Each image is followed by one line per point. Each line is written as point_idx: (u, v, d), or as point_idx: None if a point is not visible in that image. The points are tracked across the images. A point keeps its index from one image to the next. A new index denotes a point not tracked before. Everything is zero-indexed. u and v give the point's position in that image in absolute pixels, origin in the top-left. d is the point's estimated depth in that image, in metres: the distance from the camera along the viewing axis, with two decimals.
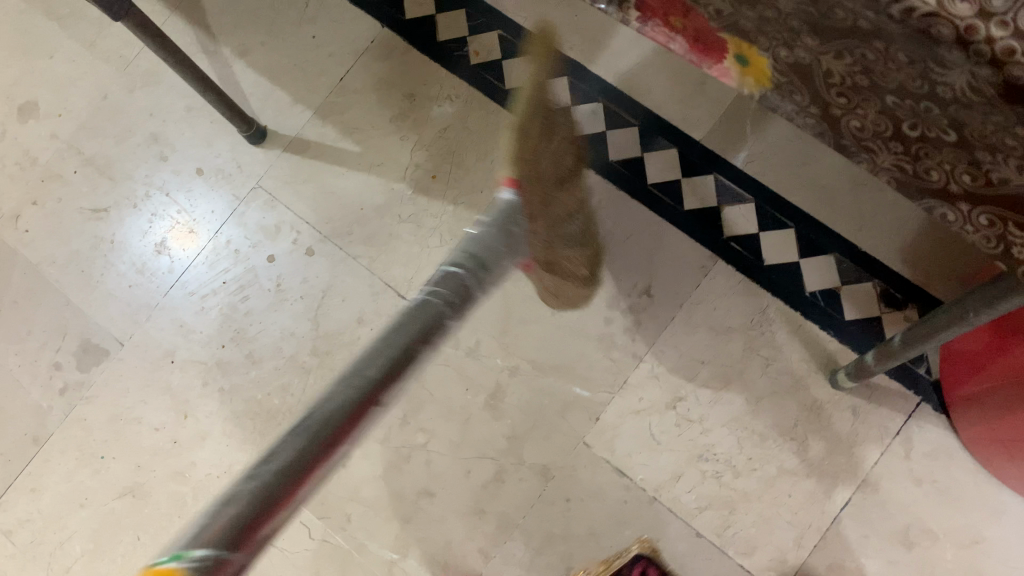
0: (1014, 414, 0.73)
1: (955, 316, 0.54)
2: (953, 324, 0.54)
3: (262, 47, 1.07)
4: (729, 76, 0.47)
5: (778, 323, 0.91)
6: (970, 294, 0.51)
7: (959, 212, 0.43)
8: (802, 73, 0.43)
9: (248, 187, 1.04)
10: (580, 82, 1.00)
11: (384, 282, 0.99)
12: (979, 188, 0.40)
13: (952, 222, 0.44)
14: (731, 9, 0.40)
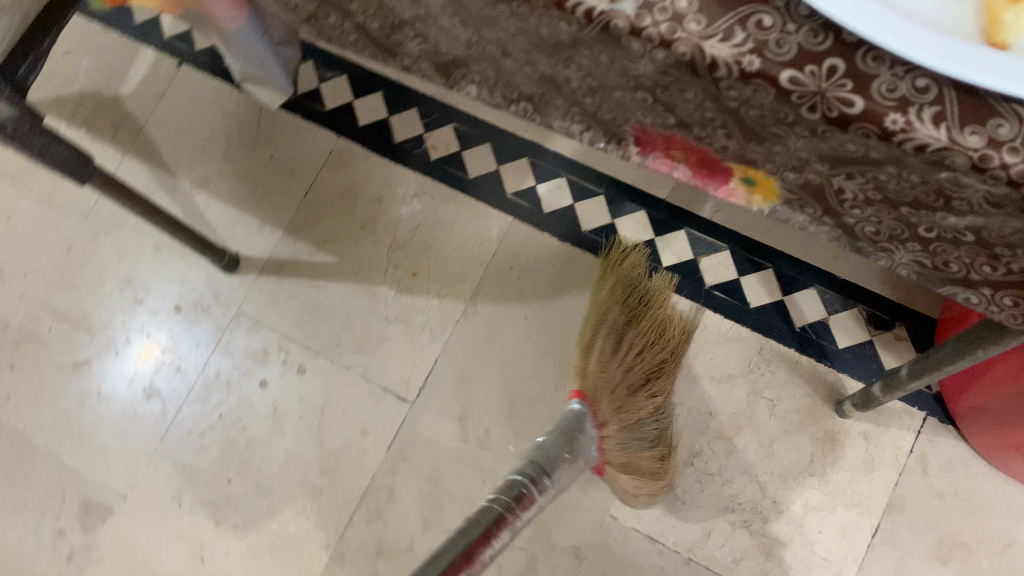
0: (1021, 423, 0.74)
1: (959, 350, 0.55)
2: (958, 359, 0.55)
3: (222, 175, 1.08)
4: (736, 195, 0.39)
5: (775, 363, 0.93)
6: (973, 330, 0.52)
7: (979, 295, 0.35)
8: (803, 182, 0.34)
9: (230, 315, 1.03)
10: (541, 160, 1.03)
11: (381, 388, 0.98)
12: (1007, 276, 0.32)
13: (973, 304, 0.35)
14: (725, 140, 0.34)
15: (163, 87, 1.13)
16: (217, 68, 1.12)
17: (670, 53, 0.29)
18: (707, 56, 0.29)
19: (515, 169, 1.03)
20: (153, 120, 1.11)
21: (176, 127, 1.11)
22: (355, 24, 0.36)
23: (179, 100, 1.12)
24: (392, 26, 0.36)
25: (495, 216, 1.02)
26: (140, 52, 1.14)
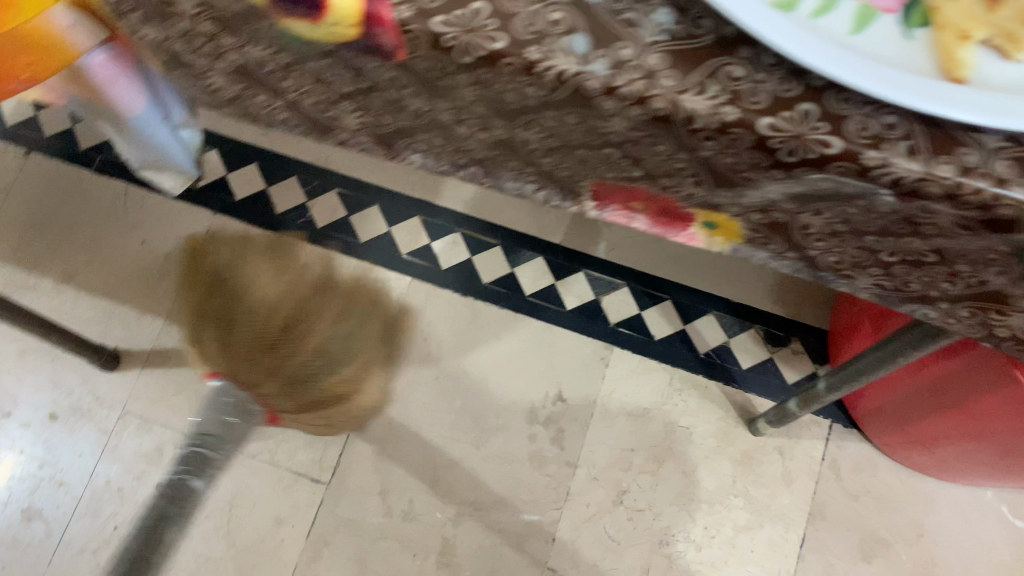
0: (922, 424, 0.79)
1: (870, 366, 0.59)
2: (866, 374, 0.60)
3: (89, 266, 1.01)
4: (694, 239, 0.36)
5: (687, 390, 0.95)
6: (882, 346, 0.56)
7: (936, 310, 0.35)
8: (765, 223, 0.32)
9: (115, 416, 0.95)
10: (432, 217, 1.02)
11: (293, 472, 0.93)
12: (965, 289, 0.32)
13: (930, 320, 0.36)
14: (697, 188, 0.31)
15: (12, 179, 1.04)
16: (72, 154, 1.05)
17: (645, 110, 0.26)
18: (686, 111, 0.26)
19: (406, 230, 1.02)
20: (5, 215, 1.03)
21: (32, 220, 1.02)
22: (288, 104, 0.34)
23: (32, 192, 1.04)
24: (328, 101, 0.33)
25: (393, 279, 1.00)
26: None
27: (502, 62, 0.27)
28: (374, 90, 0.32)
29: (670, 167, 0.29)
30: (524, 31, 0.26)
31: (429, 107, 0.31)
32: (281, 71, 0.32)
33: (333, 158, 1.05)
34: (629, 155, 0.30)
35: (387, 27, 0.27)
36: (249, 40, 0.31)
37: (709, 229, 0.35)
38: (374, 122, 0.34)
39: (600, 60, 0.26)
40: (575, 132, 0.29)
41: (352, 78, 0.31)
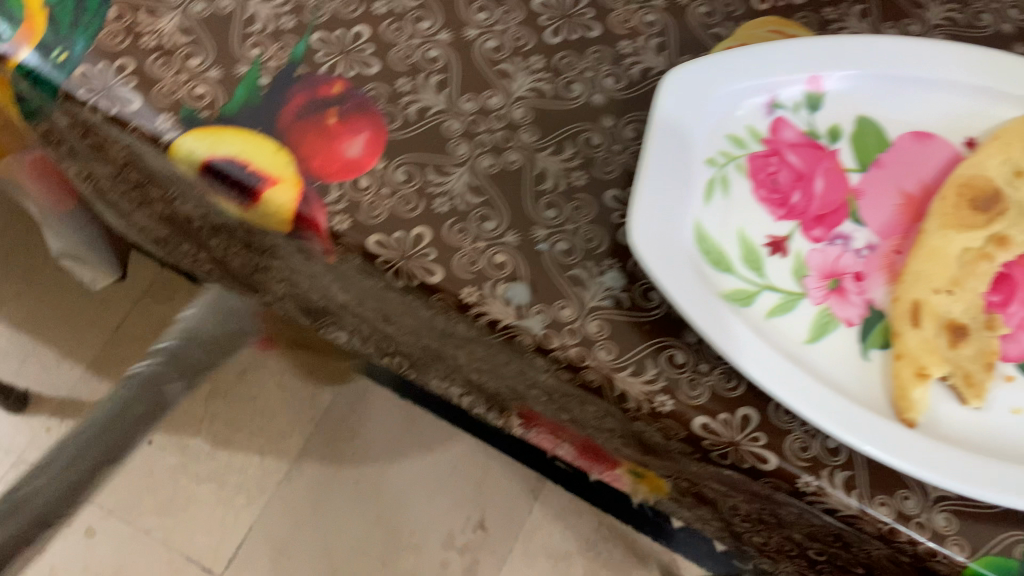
0: None
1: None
2: None
3: (18, 299, 0.96)
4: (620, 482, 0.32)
5: (613, 541, 0.91)
6: None
7: None
8: (691, 490, 0.29)
9: (7, 464, 0.89)
10: None
11: (184, 557, 0.87)
12: None
13: None
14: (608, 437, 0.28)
15: None
16: None
17: (577, 378, 0.24)
18: (618, 389, 0.23)
19: None
20: None
21: None
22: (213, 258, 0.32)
23: None
24: (253, 266, 0.31)
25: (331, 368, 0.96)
26: None
27: (433, 299, 0.25)
28: (283, 269, 0.29)
29: (600, 423, 0.27)
30: (463, 269, 0.24)
31: (321, 293, 0.30)
32: (192, 224, 0.30)
33: None
34: (559, 403, 0.28)
35: (320, 230, 0.25)
36: (178, 197, 0.28)
37: (636, 477, 0.31)
38: (297, 295, 0.31)
39: (537, 314, 0.24)
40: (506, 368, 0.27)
41: (267, 256, 0.29)
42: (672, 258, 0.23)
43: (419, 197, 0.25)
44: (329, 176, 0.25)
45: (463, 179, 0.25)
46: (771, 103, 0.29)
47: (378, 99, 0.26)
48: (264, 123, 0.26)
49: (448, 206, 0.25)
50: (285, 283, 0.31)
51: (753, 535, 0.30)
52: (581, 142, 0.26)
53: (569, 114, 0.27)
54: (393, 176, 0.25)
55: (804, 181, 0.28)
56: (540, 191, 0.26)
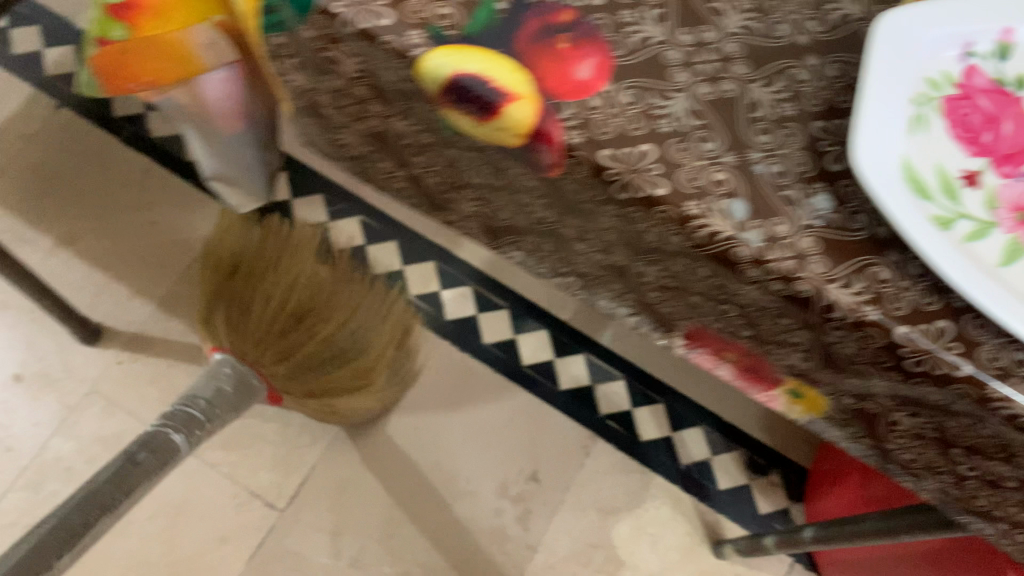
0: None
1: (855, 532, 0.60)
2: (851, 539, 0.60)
3: (91, 236, 0.98)
4: (776, 403, 0.35)
5: (660, 498, 0.94)
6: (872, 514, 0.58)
7: (996, 528, 0.33)
8: (854, 408, 0.31)
9: (81, 393, 0.92)
10: (447, 266, 1.02)
11: (249, 491, 0.90)
12: None
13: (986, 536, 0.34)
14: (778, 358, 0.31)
15: (35, 128, 1.02)
16: (102, 117, 1.03)
17: (789, 287, 0.26)
18: (828, 299, 0.26)
19: (420, 272, 1.02)
20: (20, 162, 1.00)
21: (47, 175, 1.00)
22: (410, 173, 0.34)
23: (54, 147, 1.02)
24: (451, 184, 0.34)
25: None
26: (16, 90, 1.04)
27: (656, 209, 0.27)
28: (479, 181, 0.32)
29: (785, 336, 0.29)
30: (687, 184, 0.27)
31: (513, 208, 0.33)
32: (387, 133, 0.33)
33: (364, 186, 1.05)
34: (745, 318, 0.30)
35: (553, 142, 0.27)
36: (397, 115, 0.31)
37: (795, 397, 0.34)
38: (489, 215, 0.34)
39: (755, 230, 0.26)
40: (695, 279, 0.29)
41: (468, 168, 0.32)
42: (886, 172, 0.26)
43: (643, 117, 0.27)
44: (566, 96, 0.27)
45: (684, 100, 0.28)
46: (966, 52, 0.33)
47: (604, 28, 0.28)
48: (503, 43, 0.28)
49: (671, 126, 0.27)
50: (479, 203, 0.34)
51: (901, 451, 0.32)
52: (790, 75, 0.29)
53: (776, 50, 0.29)
54: (621, 97, 0.27)
55: (994, 123, 0.33)
56: (754, 117, 0.28)
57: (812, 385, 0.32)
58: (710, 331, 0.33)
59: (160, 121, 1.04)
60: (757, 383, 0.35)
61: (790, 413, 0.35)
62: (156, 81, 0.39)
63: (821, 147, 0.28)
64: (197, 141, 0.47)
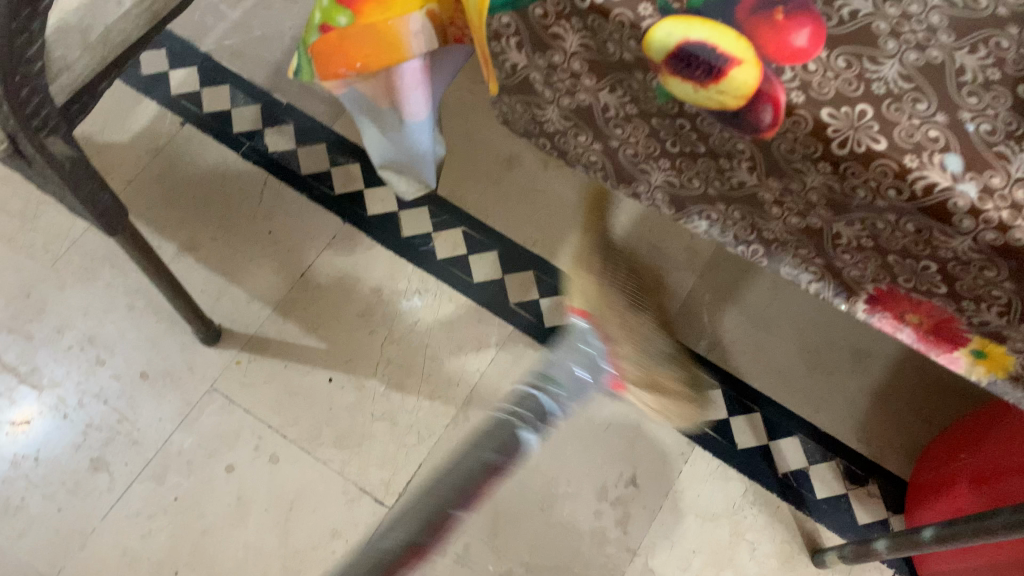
0: None
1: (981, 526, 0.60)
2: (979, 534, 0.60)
3: (212, 242, 1.04)
4: (958, 363, 0.42)
5: (758, 506, 0.95)
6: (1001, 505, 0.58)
7: None
8: None
9: (202, 390, 0.96)
10: (546, 274, 1.05)
11: (359, 488, 0.93)
12: None
13: None
14: (977, 313, 0.38)
15: (162, 143, 1.09)
16: (223, 132, 1.10)
17: (1003, 237, 0.33)
18: None
19: (518, 280, 1.04)
20: (147, 173, 1.07)
21: (171, 185, 1.06)
22: (653, 131, 0.43)
23: (178, 159, 1.08)
24: (691, 152, 0.43)
25: (496, 324, 1.02)
26: (144, 106, 1.11)
27: (875, 162, 0.34)
28: (710, 157, 0.42)
29: (986, 291, 0.36)
30: (906, 139, 0.34)
31: (757, 182, 0.41)
32: (622, 121, 0.44)
33: (466, 198, 1.08)
34: (948, 274, 0.37)
35: (775, 104, 0.36)
36: (634, 85, 0.41)
37: (978, 356, 0.41)
38: (721, 174, 0.42)
39: (970, 181, 0.33)
40: (899, 235, 0.37)
41: (700, 146, 0.41)
42: None
43: (859, 81, 0.36)
44: (786, 59, 0.36)
45: (893, 69, 0.36)
46: None
47: (818, 4, 0.37)
48: (726, 17, 0.37)
49: (884, 89, 0.35)
50: (712, 166, 0.42)
51: None
52: (993, 45, 0.36)
53: (981, 20, 0.37)
54: (836, 63, 0.36)
55: None
56: (962, 82, 0.35)
57: (999, 341, 0.39)
58: (893, 291, 0.42)
59: (276, 136, 1.10)
60: (944, 345, 0.42)
61: (972, 373, 0.42)
62: (369, 68, 0.44)
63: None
64: (382, 129, 0.52)
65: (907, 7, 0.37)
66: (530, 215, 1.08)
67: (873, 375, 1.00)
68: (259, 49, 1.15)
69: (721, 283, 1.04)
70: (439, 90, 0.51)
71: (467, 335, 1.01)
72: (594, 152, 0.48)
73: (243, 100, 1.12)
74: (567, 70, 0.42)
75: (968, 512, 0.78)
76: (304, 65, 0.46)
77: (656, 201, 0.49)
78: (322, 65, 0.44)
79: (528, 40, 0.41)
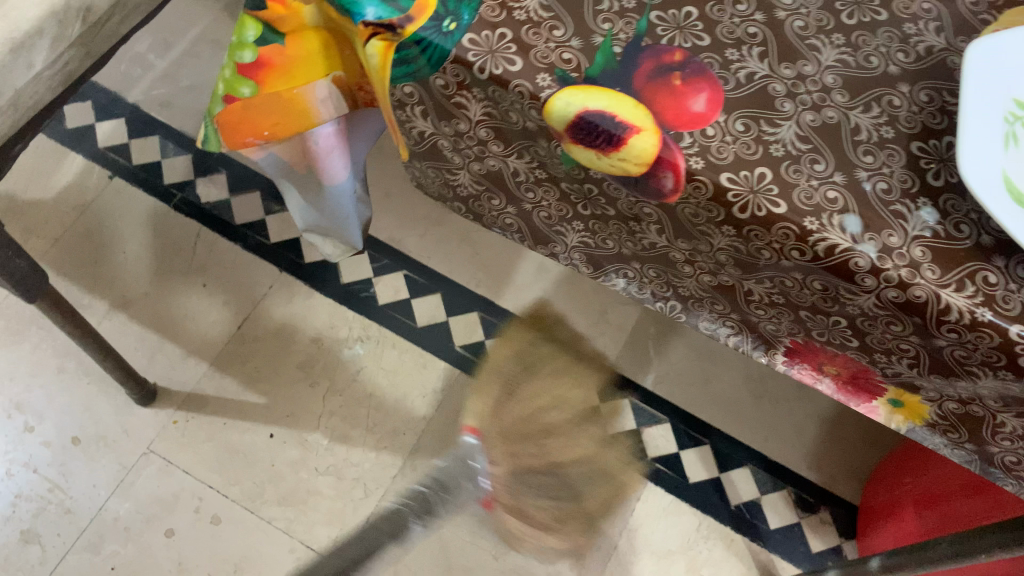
0: None
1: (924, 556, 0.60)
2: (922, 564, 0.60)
3: (144, 299, 1.01)
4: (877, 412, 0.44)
5: (713, 540, 0.95)
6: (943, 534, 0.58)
7: None
8: (959, 412, 0.40)
9: (138, 453, 0.93)
10: (490, 315, 1.04)
11: (306, 545, 0.91)
12: None
13: None
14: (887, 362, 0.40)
15: (89, 198, 1.06)
16: (154, 186, 1.07)
17: (904, 293, 0.34)
18: (944, 301, 0.33)
19: (463, 322, 1.04)
20: (74, 231, 1.04)
21: (100, 242, 1.04)
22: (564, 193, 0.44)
23: (107, 215, 1.05)
24: (604, 212, 0.44)
25: (442, 368, 1.01)
26: (70, 161, 1.08)
27: (777, 226, 0.35)
28: (620, 221, 0.44)
29: (895, 343, 0.38)
30: (804, 202, 0.35)
31: (665, 243, 0.42)
32: (533, 185, 0.45)
33: (406, 241, 1.08)
34: (856, 328, 0.39)
35: (676, 170, 0.36)
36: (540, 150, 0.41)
37: (895, 405, 0.43)
38: (632, 234, 0.44)
39: (869, 241, 0.34)
40: (807, 292, 0.38)
41: (609, 210, 0.43)
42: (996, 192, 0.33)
43: (757, 144, 0.36)
44: (684, 126, 0.36)
45: (791, 130, 0.36)
46: None
47: (713, 66, 0.37)
48: (623, 84, 0.37)
49: (783, 151, 0.36)
50: (624, 226, 0.44)
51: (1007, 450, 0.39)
52: (885, 103, 0.37)
53: (871, 79, 0.38)
54: (734, 126, 0.36)
55: None
56: (858, 141, 0.36)
57: (913, 393, 0.41)
58: (807, 344, 0.44)
59: (209, 186, 1.08)
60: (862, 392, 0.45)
61: (891, 422, 0.44)
62: (277, 136, 0.44)
63: (921, 167, 0.35)
64: (304, 194, 0.51)
65: (800, 67, 0.38)
66: (471, 257, 1.07)
67: (816, 401, 1.02)
68: (189, 99, 1.13)
69: (664, 316, 1.05)
70: (361, 152, 0.51)
71: (412, 381, 1.00)
72: (508, 216, 0.51)
73: (174, 151, 1.10)
74: (474, 137, 0.43)
75: (913, 536, 0.79)
76: (212, 135, 0.46)
77: (574, 260, 0.52)
78: (227, 135, 0.44)
79: (432, 110, 0.42)
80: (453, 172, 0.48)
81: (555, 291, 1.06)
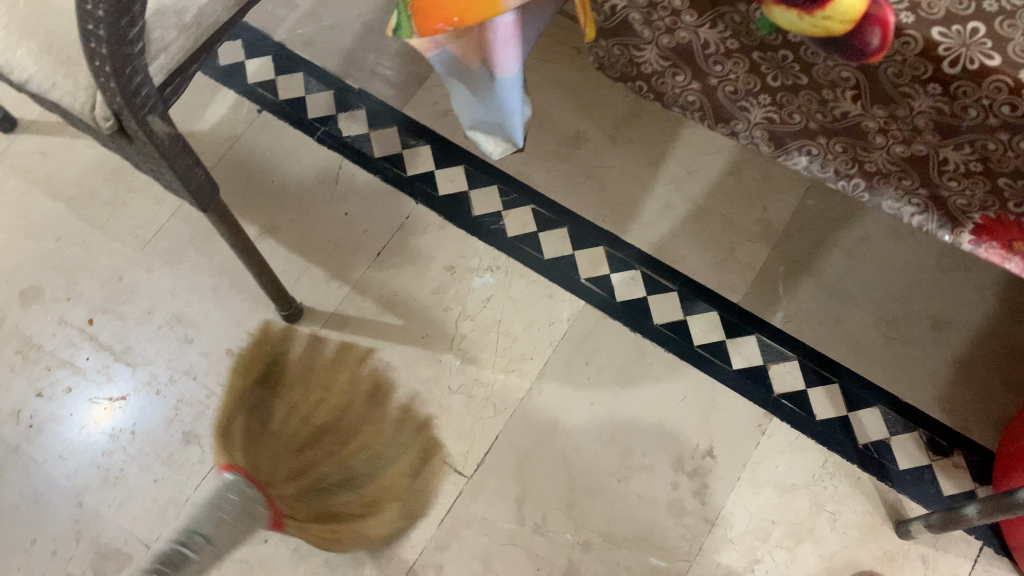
0: None
1: None
2: None
3: (292, 225, 1.07)
4: None
5: (838, 477, 0.94)
6: None
7: None
8: None
9: (286, 366, 1.00)
10: (616, 249, 1.05)
11: (438, 459, 0.96)
12: None
13: None
14: None
15: (239, 130, 1.13)
16: (298, 119, 1.13)
17: None
18: None
19: (589, 256, 1.05)
20: (226, 159, 1.11)
21: (250, 169, 1.10)
22: (754, 63, 0.45)
23: (255, 146, 1.11)
24: (797, 81, 0.45)
25: (568, 299, 1.03)
26: (222, 96, 1.15)
27: (990, 79, 0.36)
28: (814, 90, 0.45)
29: None
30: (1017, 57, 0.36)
31: (860, 111, 0.44)
32: (722, 57, 0.47)
33: (534, 176, 1.09)
34: None
35: (885, 25, 0.37)
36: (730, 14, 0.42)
37: None
38: (821, 101, 0.45)
39: None
40: (1012, 155, 0.40)
41: (803, 78, 0.44)
42: None
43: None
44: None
45: None
46: None
47: None
48: None
49: (996, 7, 0.37)
50: (814, 96, 0.45)
51: None
52: None
53: None
54: None
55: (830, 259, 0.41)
56: None
57: None
58: (1001, 219, 0.46)
59: (348, 120, 1.13)
60: None
61: None
62: (466, 23, 0.45)
63: None
64: (472, 90, 0.54)
65: None
66: (599, 191, 1.08)
67: (952, 345, 0.99)
68: (330, 37, 1.18)
69: (795, 255, 1.04)
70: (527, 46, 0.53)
71: (536, 313, 1.02)
72: (691, 91, 0.52)
73: (316, 86, 1.15)
74: (668, 8, 0.44)
75: None
76: (404, 23, 0.48)
77: (755, 138, 0.53)
78: (420, 22, 0.46)
79: None
80: (639, 48, 0.50)
81: (682, 227, 1.06)
